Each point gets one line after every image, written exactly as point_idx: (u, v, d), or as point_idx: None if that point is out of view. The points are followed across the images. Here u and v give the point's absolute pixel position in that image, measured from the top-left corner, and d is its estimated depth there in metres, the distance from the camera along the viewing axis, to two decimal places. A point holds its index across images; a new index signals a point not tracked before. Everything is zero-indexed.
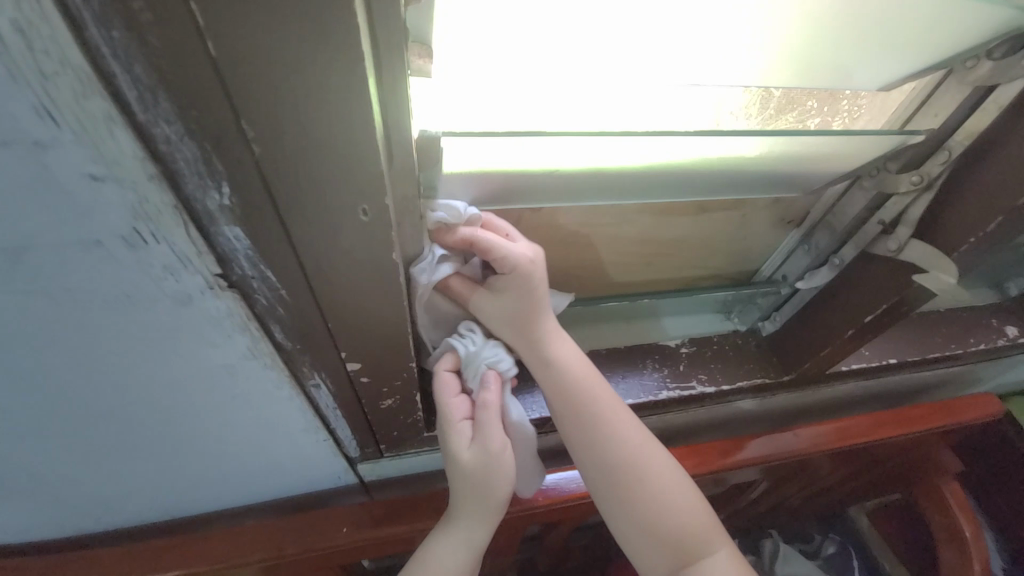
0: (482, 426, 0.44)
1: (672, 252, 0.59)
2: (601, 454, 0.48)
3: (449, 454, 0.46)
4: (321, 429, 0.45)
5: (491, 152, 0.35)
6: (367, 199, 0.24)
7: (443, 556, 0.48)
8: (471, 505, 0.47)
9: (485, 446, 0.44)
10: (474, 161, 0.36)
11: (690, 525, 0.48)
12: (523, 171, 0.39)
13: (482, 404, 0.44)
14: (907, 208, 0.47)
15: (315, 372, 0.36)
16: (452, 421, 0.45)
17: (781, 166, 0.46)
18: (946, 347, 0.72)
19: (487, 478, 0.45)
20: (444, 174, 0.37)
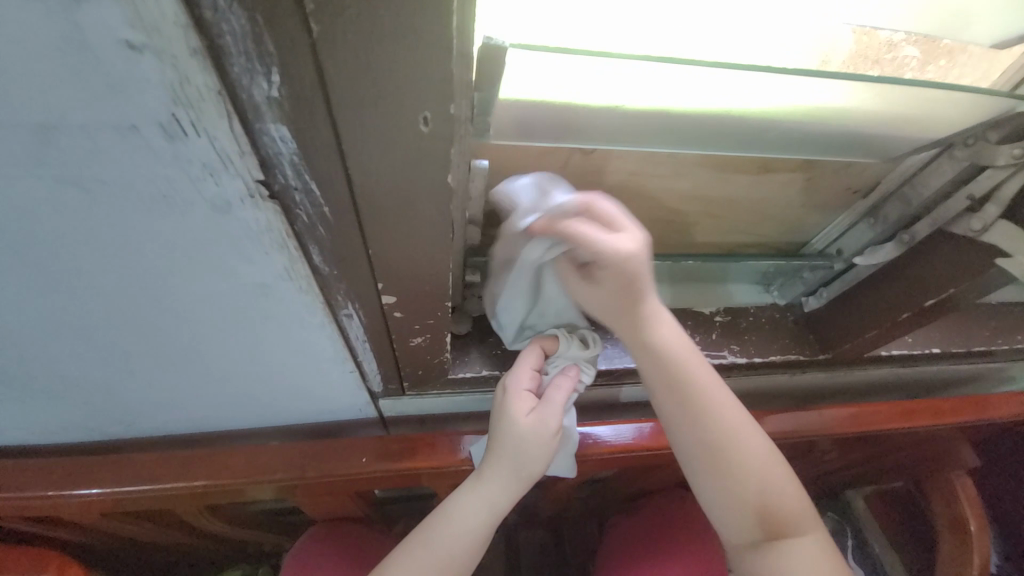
0: (548, 402, 0.47)
1: (722, 214, 0.56)
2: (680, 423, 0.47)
3: (500, 414, 0.48)
4: (347, 361, 0.44)
5: (555, 74, 0.31)
6: (431, 106, 0.21)
7: (465, 509, 0.48)
8: (501, 467, 0.48)
9: (542, 420, 0.47)
10: (534, 86, 0.32)
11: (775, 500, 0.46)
12: (580, 105, 0.35)
13: (557, 387, 0.48)
14: (1004, 182, 0.42)
15: (349, 301, 0.35)
16: (517, 388, 0.48)
17: (869, 125, 0.41)
18: (993, 340, 0.68)
19: (528, 450, 0.47)
20: (499, 100, 0.33)
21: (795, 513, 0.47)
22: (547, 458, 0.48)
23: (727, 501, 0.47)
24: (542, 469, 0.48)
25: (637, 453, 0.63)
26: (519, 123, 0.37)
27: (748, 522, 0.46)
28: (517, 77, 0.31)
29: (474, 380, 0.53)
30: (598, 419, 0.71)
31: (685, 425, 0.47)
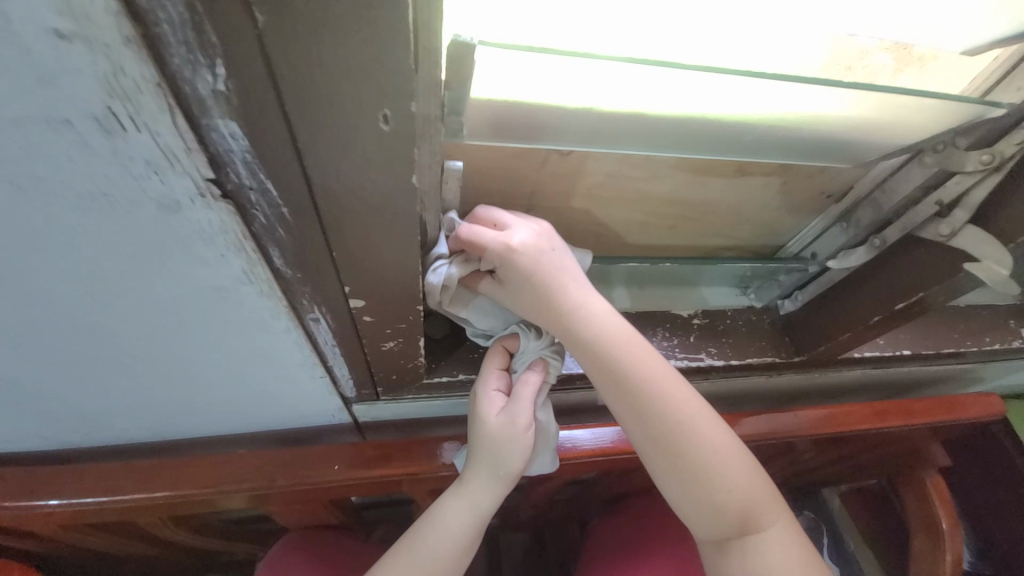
0: (515, 399, 0.46)
1: (700, 216, 0.56)
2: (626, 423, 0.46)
3: (474, 418, 0.47)
4: (317, 365, 0.43)
5: (523, 75, 0.31)
6: (390, 103, 0.20)
7: (449, 513, 0.48)
8: (480, 470, 0.47)
9: (513, 417, 0.45)
10: (506, 84, 0.31)
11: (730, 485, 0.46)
12: (559, 105, 0.34)
13: (525, 381, 0.47)
14: (969, 190, 0.43)
15: (315, 305, 0.34)
16: (486, 389, 0.47)
17: (839, 130, 0.41)
18: (961, 342, 0.70)
19: (504, 449, 0.46)
20: (469, 100, 0.32)
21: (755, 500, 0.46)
22: (528, 454, 0.47)
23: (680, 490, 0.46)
24: (522, 467, 0.47)
25: (617, 455, 0.63)
26: (493, 123, 0.36)
27: (708, 510, 0.46)
28: (489, 77, 0.31)
29: (451, 384, 0.52)
30: (578, 422, 0.70)
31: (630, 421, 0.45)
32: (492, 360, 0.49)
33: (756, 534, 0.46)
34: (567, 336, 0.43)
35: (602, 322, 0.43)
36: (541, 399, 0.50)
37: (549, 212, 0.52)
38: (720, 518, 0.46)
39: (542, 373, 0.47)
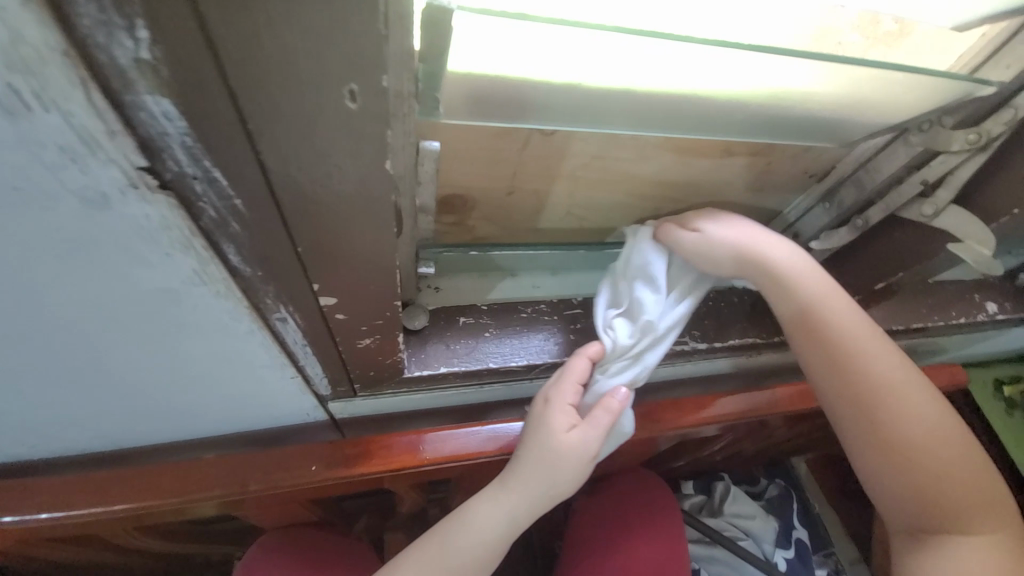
0: (592, 422, 0.45)
1: (684, 198, 0.54)
2: (925, 424, 0.46)
3: (543, 428, 0.46)
4: (287, 366, 0.40)
5: (503, 44, 0.28)
6: (359, 76, 0.17)
7: (481, 517, 0.46)
8: (533, 483, 0.46)
9: (584, 441, 0.45)
10: (485, 57, 0.29)
11: (954, 479, 0.46)
12: (549, 81, 0.32)
13: (604, 406, 0.46)
14: (954, 169, 0.42)
15: (281, 305, 0.30)
16: (561, 402, 0.46)
17: (828, 109, 0.40)
18: (929, 318, 0.72)
19: (563, 469, 0.46)
20: (447, 74, 0.29)
21: (963, 496, 0.46)
22: (581, 476, 0.47)
23: (878, 463, 0.47)
24: (570, 487, 0.47)
25: None
26: (472, 100, 0.33)
27: (899, 489, 0.47)
28: (471, 48, 0.28)
29: (431, 377, 0.50)
30: None
31: (825, 380, 0.48)
32: (571, 368, 0.47)
33: (931, 510, 0.46)
34: (766, 280, 0.47)
35: (853, 313, 0.47)
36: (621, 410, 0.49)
37: (532, 195, 0.50)
38: (909, 502, 0.47)
39: (622, 403, 0.46)
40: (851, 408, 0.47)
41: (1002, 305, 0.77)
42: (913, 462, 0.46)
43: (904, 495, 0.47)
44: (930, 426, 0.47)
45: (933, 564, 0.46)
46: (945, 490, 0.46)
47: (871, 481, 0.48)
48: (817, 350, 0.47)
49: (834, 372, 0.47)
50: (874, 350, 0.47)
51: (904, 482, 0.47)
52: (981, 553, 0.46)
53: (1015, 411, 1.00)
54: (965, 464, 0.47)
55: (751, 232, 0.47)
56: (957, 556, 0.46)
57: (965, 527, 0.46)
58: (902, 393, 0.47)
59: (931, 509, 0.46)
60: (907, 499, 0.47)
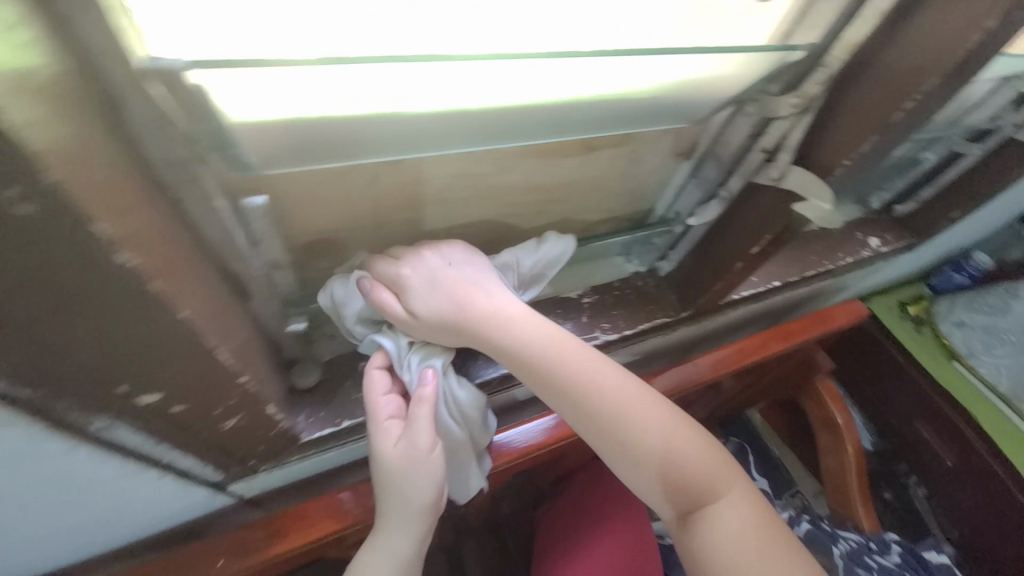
0: (410, 423, 0.43)
1: (563, 198, 0.54)
2: (662, 419, 0.43)
3: (372, 452, 0.44)
4: (149, 466, 0.36)
5: (264, 81, 0.25)
6: (21, 182, 0.16)
7: (371, 562, 0.45)
8: (392, 508, 0.45)
9: (412, 444, 0.43)
10: (270, 99, 0.27)
11: (682, 468, 0.42)
12: (368, 114, 0.31)
13: (417, 404, 0.43)
14: (787, 133, 0.43)
15: (94, 413, 0.27)
16: (377, 421, 0.43)
17: (660, 94, 0.41)
18: (820, 263, 0.77)
19: (405, 478, 0.43)
20: (229, 122, 0.27)
21: (704, 472, 0.42)
22: (438, 476, 0.44)
23: (643, 479, 0.42)
24: (436, 491, 0.45)
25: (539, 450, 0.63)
26: (284, 143, 0.31)
27: (667, 493, 0.42)
28: (240, 93, 0.26)
29: (334, 434, 0.47)
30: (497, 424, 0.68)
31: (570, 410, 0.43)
32: (365, 386, 0.45)
33: (695, 499, 0.42)
34: (496, 330, 0.43)
35: (574, 343, 0.44)
36: (451, 393, 0.48)
37: (403, 225, 0.48)
38: (683, 502, 0.42)
39: (435, 388, 0.44)
40: (606, 436, 0.42)
41: (883, 238, 0.83)
42: (673, 461, 0.42)
43: (664, 494, 0.42)
44: (661, 420, 0.43)
45: (707, 547, 0.40)
46: (691, 474, 0.42)
47: (644, 495, 0.43)
48: (542, 381, 0.43)
49: (571, 400, 0.42)
50: (589, 373, 0.43)
51: (668, 484, 0.42)
52: (735, 518, 0.41)
53: (923, 328, 1.09)
54: (705, 436, 0.44)
55: (463, 278, 0.44)
56: (722, 528, 0.41)
57: (719, 495, 0.42)
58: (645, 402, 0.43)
59: (696, 496, 0.42)
60: (668, 494, 0.42)
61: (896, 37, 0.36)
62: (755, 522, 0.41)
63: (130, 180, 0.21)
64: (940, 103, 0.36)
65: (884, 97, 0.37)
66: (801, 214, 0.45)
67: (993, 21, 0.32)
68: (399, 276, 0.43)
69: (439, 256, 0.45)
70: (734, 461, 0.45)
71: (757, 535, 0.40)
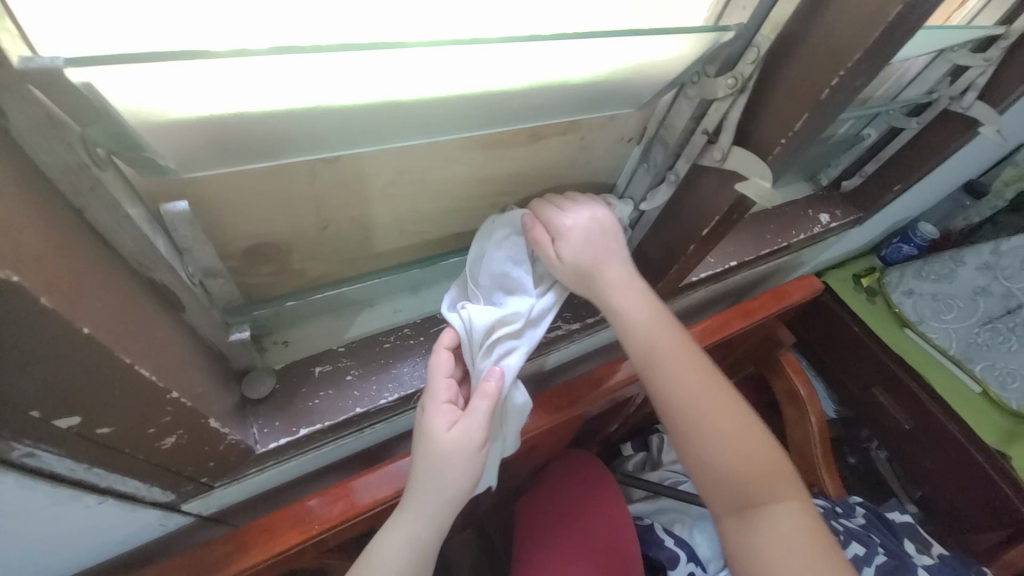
0: (469, 412, 0.43)
1: (515, 189, 0.54)
2: (738, 419, 0.49)
3: (422, 433, 0.43)
4: (87, 492, 0.35)
5: (160, 84, 0.23)
6: None
7: (387, 545, 0.43)
8: (425, 494, 0.43)
9: (464, 434, 0.42)
10: (192, 97, 0.26)
11: (736, 456, 0.47)
12: (307, 107, 0.31)
13: (480, 393, 0.43)
14: (727, 113, 0.43)
15: (8, 442, 0.26)
16: (437, 402, 0.44)
17: (599, 81, 0.40)
18: (775, 241, 0.78)
19: (449, 468, 0.42)
20: (131, 119, 0.25)
21: (766, 475, 0.47)
22: (474, 474, 0.43)
23: (708, 468, 0.48)
24: (469, 489, 0.44)
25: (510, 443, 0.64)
26: (204, 144, 0.30)
27: (725, 486, 0.47)
28: (133, 91, 0.23)
29: (294, 443, 0.45)
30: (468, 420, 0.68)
31: (662, 389, 0.50)
32: (433, 365, 0.46)
33: (748, 499, 0.46)
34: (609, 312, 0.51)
35: (679, 335, 0.51)
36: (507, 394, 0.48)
37: (350, 224, 0.46)
38: (737, 501, 0.47)
39: (499, 385, 0.43)
40: (678, 420, 0.49)
41: (833, 214, 0.86)
42: (744, 461, 0.47)
43: (722, 486, 0.48)
44: (745, 423, 0.49)
45: (750, 540, 0.45)
46: (754, 477, 0.47)
47: (703, 481, 0.49)
48: (643, 360, 0.50)
49: (667, 379, 0.50)
50: (682, 366, 0.50)
51: (730, 475, 0.47)
52: (785, 526, 0.45)
53: (876, 298, 1.14)
54: (775, 449, 0.49)
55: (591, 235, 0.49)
56: (769, 528, 0.45)
57: (779, 501, 0.46)
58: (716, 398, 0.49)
59: (752, 495, 0.46)
60: (727, 487, 0.47)
61: (821, 14, 0.36)
62: (805, 539, 0.44)
63: (2, 188, 0.19)
64: (863, 78, 0.36)
65: (806, 79, 0.37)
66: (744, 192, 0.45)
67: None
68: (558, 222, 0.49)
69: (571, 214, 0.50)
70: (796, 481, 0.48)
71: (808, 537, 0.44)
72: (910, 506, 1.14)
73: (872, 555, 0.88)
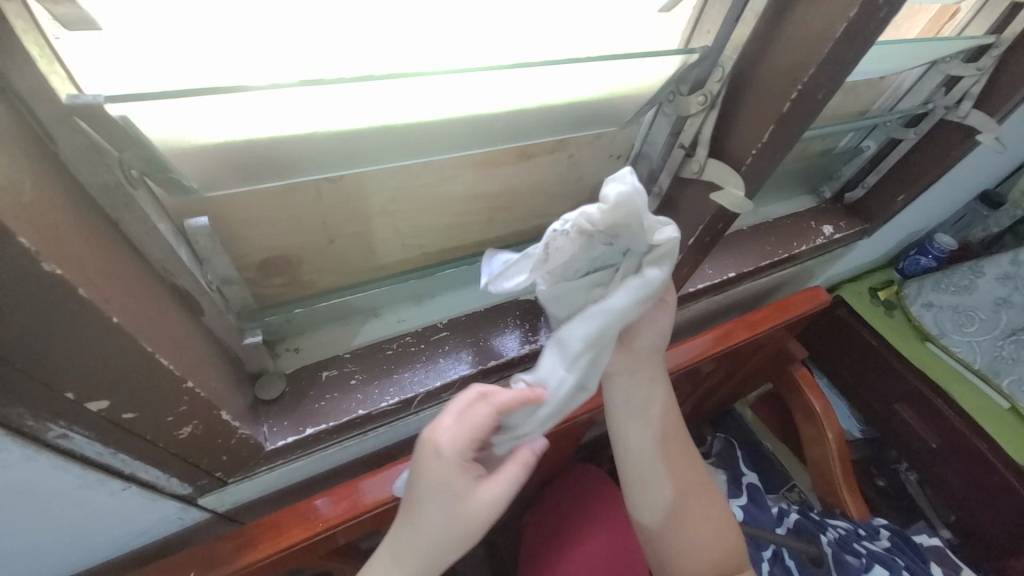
0: (508, 483, 0.42)
1: (510, 205, 0.58)
2: (712, 498, 0.59)
3: (444, 497, 0.40)
4: (113, 476, 0.39)
5: (186, 114, 0.28)
6: None
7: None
8: (423, 546, 0.42)
9: (496, 496, 0.42)
10: (210, 124, 0.30)
11: (704, 552, 0.56)
12: (310, 134, 0.35)
13: (517, 457, 0.43)
14: (700, 129, 0.46)
15: (48, 422, 0.30)
16: (468, 470, 0.41)
17: (578, 103, 0.44)
18: (776, 253, 0.79)
19: (474, 525, 0.42)
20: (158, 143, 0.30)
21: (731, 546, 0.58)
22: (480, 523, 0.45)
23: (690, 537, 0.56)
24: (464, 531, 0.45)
25: None
26: (223, 166, 0.34)
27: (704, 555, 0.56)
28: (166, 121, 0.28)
29: (300, 442, 0.49)
30: None
31: (659, 467, 0.55)
32: (467, 426, 0.40)
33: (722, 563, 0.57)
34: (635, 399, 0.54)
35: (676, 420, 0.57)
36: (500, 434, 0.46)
37: (355, 239, 0.50)
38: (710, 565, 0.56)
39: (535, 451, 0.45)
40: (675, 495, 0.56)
41: (837, 225, 0.86)
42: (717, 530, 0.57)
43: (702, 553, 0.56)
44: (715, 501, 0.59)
45: None
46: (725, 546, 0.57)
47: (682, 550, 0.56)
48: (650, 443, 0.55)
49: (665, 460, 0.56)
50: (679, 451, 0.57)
51: (707, 544, 0.56)
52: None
53: (894, 311, 1.12)
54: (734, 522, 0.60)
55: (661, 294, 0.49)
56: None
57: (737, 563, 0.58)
58: (693, 501, 0.57)
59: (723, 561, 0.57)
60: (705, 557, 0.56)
61: (779, 32, 0.38)
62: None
63: (51, 199, 0.24)
64: (823, 87, 0.39)
65: (771, 94, 0.40)
66: (720, 202, 0.47)
67: (854, 12, 0.34)
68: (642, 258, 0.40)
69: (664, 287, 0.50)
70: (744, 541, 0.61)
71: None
72: (945, 531, 1.07)
73: None
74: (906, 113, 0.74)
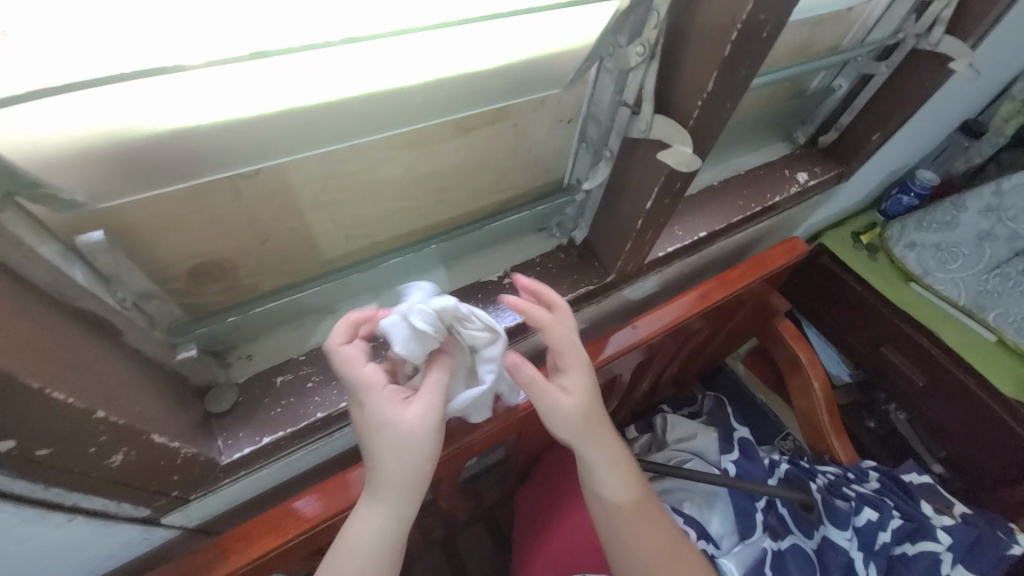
0: (425, 388, 0.44)
1: (458, 183, 0.54)
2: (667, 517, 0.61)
3: (371, 424, 0.43)
4: (54, 509, 0.37)
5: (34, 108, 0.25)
6: None
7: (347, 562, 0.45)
8: (387, 481, 0.44)
9: (423, 408, 0.43)
10: (69, 119, 0.27)
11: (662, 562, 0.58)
12: (195, 126, 0.31)
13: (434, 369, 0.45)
14: (643, 82, 0.43)
15: None
16: (379, 396, 0.43)
17: (507, 67, 0.40)
18: (749, 207, 0.76)
19: (424, 445, 0.43)
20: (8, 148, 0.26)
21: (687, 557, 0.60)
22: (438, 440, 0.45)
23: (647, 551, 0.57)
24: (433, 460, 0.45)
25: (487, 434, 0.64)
26: (108, 172, 0.31)
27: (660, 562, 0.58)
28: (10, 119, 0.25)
29: (259, 451, 0.47)
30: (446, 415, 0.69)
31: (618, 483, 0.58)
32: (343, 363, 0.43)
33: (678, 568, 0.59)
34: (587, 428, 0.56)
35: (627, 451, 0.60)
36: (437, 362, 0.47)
37: (290, 235, 0.47)
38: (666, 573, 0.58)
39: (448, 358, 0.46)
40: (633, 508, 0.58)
41: (811, 171, 0.83)
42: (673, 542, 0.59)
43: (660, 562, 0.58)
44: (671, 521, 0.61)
45: None
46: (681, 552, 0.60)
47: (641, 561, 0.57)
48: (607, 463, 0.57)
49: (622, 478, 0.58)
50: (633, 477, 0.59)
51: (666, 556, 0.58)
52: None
53: (877, 254, 1.10)
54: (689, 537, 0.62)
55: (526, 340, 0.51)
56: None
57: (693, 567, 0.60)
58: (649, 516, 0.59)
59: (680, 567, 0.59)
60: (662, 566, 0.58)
61: None
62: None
63: None
64: (767, 17, 0.35)
65: (711, 37, 0.37)
66: (666, 161, 0.45)
67: None
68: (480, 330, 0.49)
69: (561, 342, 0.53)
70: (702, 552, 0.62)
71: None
72: (937, 466, 1.09)
73: (886, 520, 0.87)
74: (876, 45, 0.70)
